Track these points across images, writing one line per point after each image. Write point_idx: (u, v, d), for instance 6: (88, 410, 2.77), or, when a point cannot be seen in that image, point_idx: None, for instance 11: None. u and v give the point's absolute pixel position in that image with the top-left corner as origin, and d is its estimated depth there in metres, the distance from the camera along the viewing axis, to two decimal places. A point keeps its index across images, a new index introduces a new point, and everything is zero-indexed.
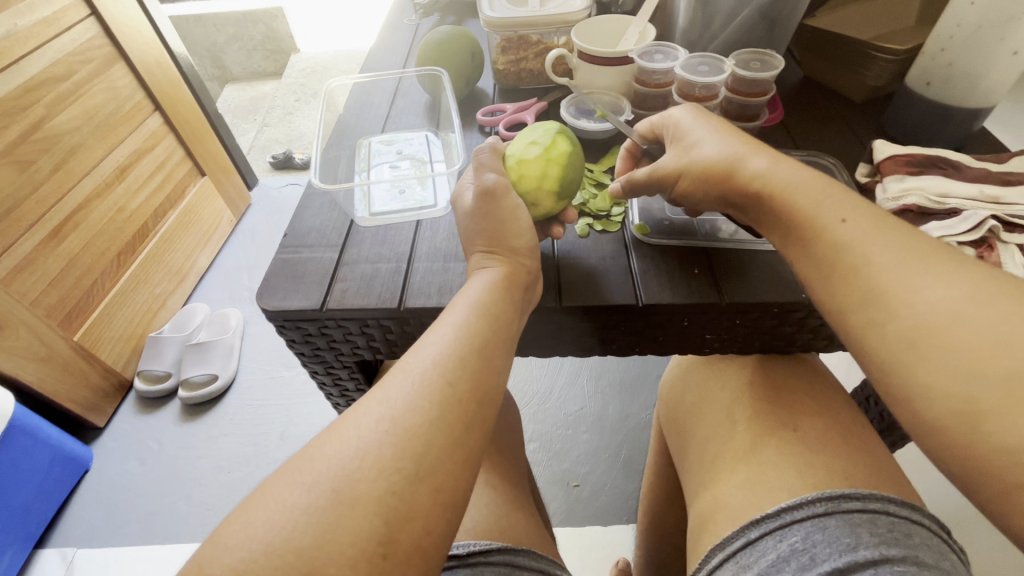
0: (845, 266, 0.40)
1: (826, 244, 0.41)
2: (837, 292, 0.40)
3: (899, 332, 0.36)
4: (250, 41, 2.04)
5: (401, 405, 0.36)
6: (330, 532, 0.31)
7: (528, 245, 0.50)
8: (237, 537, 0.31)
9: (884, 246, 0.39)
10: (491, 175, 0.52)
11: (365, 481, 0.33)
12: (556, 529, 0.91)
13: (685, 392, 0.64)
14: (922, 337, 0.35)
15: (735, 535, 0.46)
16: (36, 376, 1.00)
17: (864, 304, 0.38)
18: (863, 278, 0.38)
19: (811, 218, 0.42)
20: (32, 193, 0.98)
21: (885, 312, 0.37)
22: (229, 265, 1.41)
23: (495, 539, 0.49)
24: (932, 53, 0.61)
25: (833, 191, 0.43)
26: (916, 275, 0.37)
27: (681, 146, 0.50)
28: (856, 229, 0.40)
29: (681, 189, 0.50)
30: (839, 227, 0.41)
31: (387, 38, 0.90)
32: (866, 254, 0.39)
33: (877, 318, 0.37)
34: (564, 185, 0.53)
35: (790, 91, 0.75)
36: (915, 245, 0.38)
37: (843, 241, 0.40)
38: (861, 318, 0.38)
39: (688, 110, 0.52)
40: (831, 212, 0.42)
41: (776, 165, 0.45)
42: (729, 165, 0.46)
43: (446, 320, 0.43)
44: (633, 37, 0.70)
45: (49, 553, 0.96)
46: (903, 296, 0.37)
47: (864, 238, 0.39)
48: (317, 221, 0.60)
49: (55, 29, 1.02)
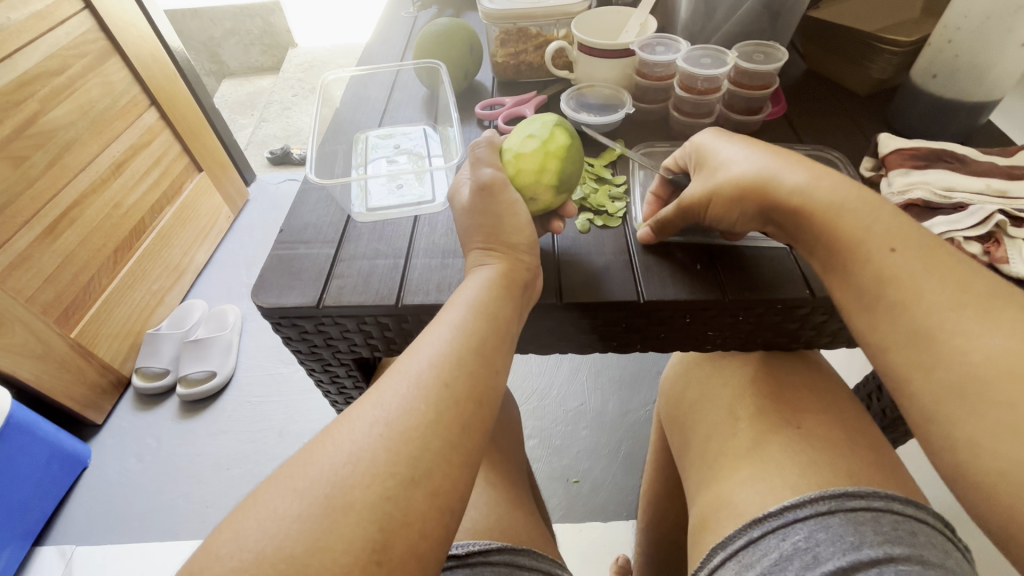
0: (892, 301, 0.39)
1: (868, 275, 0.41)
2: (880, 327, 0.39)
3: (949, 379, 0.36)
4: (248, 35, 2.02)
5: (396, 409, 0.35)
6: (323, 539, 0.30)
7: (528, 241, 0.49)
8: (228, 545, 0.30)
9: (935, 285, 0.38)
10: (488, 169, 0.51)
11: (359, 486, 0.32)
12: (556, 525, 0.91)
13: (686, 390, 0.64)
14: (973, 384, 0.35)
15: (737, 534, 0.46)
16: (33, 373, 0.99)
17: (913, 343, 0.38)
18: (913, 316, 0.38)
19: (855, 241, 0.41)
20: (27, 189, 0.97)
21: (932, 353, 0.37)
22: (227, 261, 1.40)
23: (494, 537, 0.48)
24: (938, 45, 0.60)
25: (878, 214, 0.42)
26: (971, 320, 0.36)
27: (708, 167, 0.49)
28: (907, 263, 0.39)
29: (715, 213, 0.49)
30: (886, 257, 0.40)
31: (385, 30, 0.89)
32: (916, 289, 0.38)
33: (925, 360, 0.37)
34: (563, 178, 0.52)
35: (793, 84, 0.74)
36: (972, 284, 0.38)
37: (889, 274, 0.40)
38: (905, 356, 0.38)
39: (713, 133, 0.51)
40: (879, 239, 0.41)
41: (814, 178, 0.44)
42: (762, 181, 0.45)
43: (442, 320, 0.42)
44: (635, 29, 0.69)
45: (48, 551, 0.95)
46: (956, 339, 0.36)
47: (912, 273, 0.39)
48: (314, 217, 0.59)
49: (49, 22, 1.00)
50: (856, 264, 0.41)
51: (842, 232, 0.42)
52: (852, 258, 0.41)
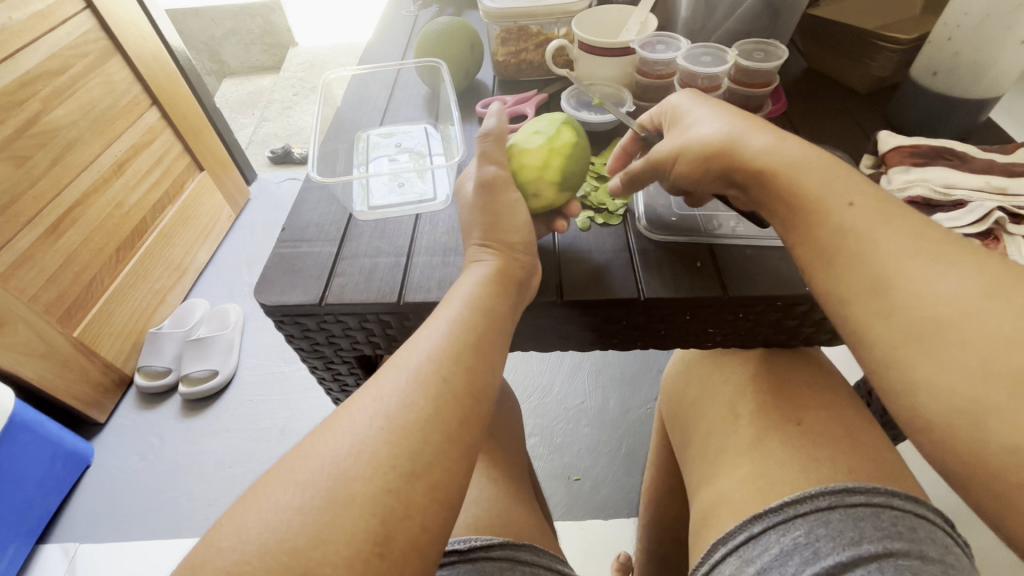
0: (851, 252, 0.38)
1: (828, 229, 0.40)
2: (838, 280, 0.39)
3: (905, 325, 0.36)
4: (248, 35, 2.02)
5: (395, 402, 0.36)
6: (325, 532, 0.30)
7: (525, 238, 0.49)
8: (230, 539, 0.30)
9: (891, 234, 0.38)
10: (491, 166, 0.51)
11: (360, 480, 0.32)
12: (557, 523, 0.91)
13: (687, 387, 0.64)
14: (933, 328, 0.35)
15: (738, 529, 0.46)
16: (36, 372, 0.99)
17: (872, 293, 0.37)
18: (871, 267, 0.38)
19: (817, 195, 0.41)
20: (29, 189, 0.97)
21: (892, 303, 0.36)
22: (229, 260, 1.41)
23: (495, 532, 0.48)
24: (938, 43, 0.60)
25: (837, 172, 0.42)
26: (930, 268, 0.36)
27: (677, 128, 0.49)
28: (862, 213, 0.39)
29: (680, 171, 0.48)
30: (846, 211, 0.40)
31: (386, 29, 0.89)
32: (874, 240, 0.38)
33: (884, 309, 0.37)
34: (567, 175, 0.52)
35: (793, 82, 0.74)
36: (926, 233, 0.38)
37: (849, 227, 0.39)
38: (864, 308, 0.38)
39: (688, 95, 0.50)
40: (839, 195, 0.40)
41: (780, 143, 0.44)
42: (728, 141, 0.45)
43: (441, 315, 0.42)
44: (635, 28, 0.69)
45: (52, 548, 0.96)
46: (915, 286, 0.36)
47: (871, 225, 0.38)
48: (316, 215, 0.60)
49: (50, 23, 1.01)
50: (816, 219, 0.41)
51: (803, 191, 0.41)
52: (815, 212, 0.41)
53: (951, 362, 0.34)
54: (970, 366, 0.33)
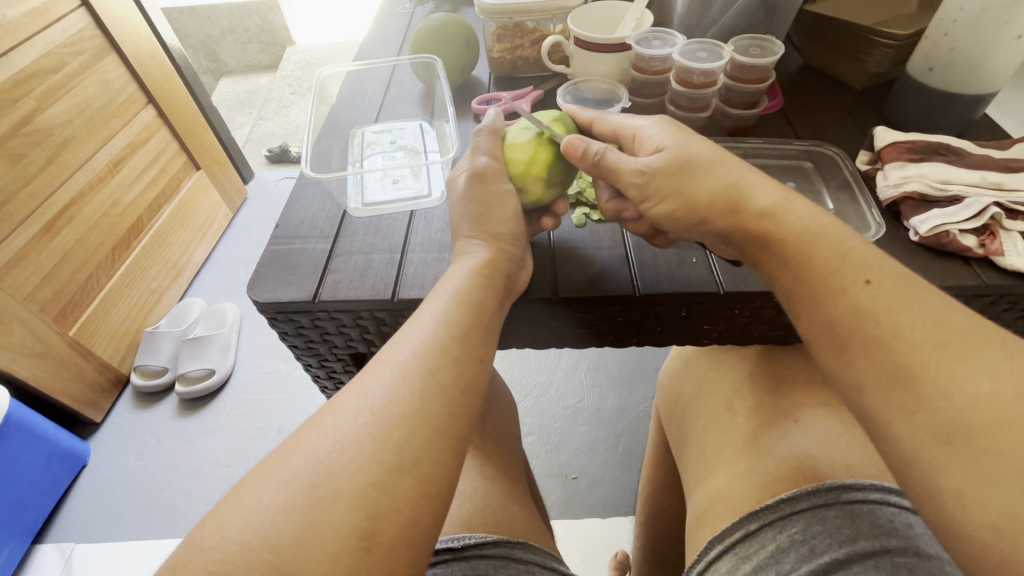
0: (867, 337, 0.36)
1: (841, 307, 0.38)
2: (853, 366, 0.37)
3: (936, 428, 0.33)
4: (245, 34, 2.02)
5: (380, 398, 0.36)
6: (309, 529, 0.30)
7: (511, 229, 0.50)
8: (211, 538, 0.30)
9: (913, 318, 0.35)
10: (483, 158, 0.51)
11: (345, 476, 0.32)
12: (554, 521, 0.91)
13: (685, 384, 0.63)
14: (961, 432, 0.32)
15: (735, 526, 0.46)
16: (32, 372, 0.99)
17: (891, 383, 0.35)
18: (889, 354, 0.35)
19: (831, 269, 0.39)
20: (24, 187, 0.97)
21: (919, 398, 0.33)
22: (225, 259, 1.40)
23: (490, 530, 0.48)
24: (934, 39, 0.60)
25: (846, 246, 0.40)
26: (959, 362, 0.33)
27: (686, 167, 0.45)
28: (882, 296, 0.37)
29: (665, 215, 0.47)
30: (861, 289, 0.38)
31: (381, 26, 0.89)
32: (894, 323, 0.36)
33: (907, 404, 0.34)
34: (554, 172, 0.51)
35: (789, 78, 0.74)
36: (951, 319, 0.35)
37: (866, 306, 0.37)
38: (881, 398, 0.35)
39: (663, 126, 0.48)
40: (854, 271, 0.39)
41: (787, 202, 0.43)
42: (737, 206, 0.44)
43: (427, 309, 0.42)
44: (631, 23, 0.68)
45: (47, 548, 0.95)
46: (938, 380, 0.33)
47: (888, 305, 0.36)
48: (310, 212, 0.59)
49: (45, 20, 1.00)
50: (829, 294, 0.39)
51: (813, 261, 0.40)
52: (826, 287, 0.39)
53: (982, 470, 0.31)
54: (1004, 475, 0.30)
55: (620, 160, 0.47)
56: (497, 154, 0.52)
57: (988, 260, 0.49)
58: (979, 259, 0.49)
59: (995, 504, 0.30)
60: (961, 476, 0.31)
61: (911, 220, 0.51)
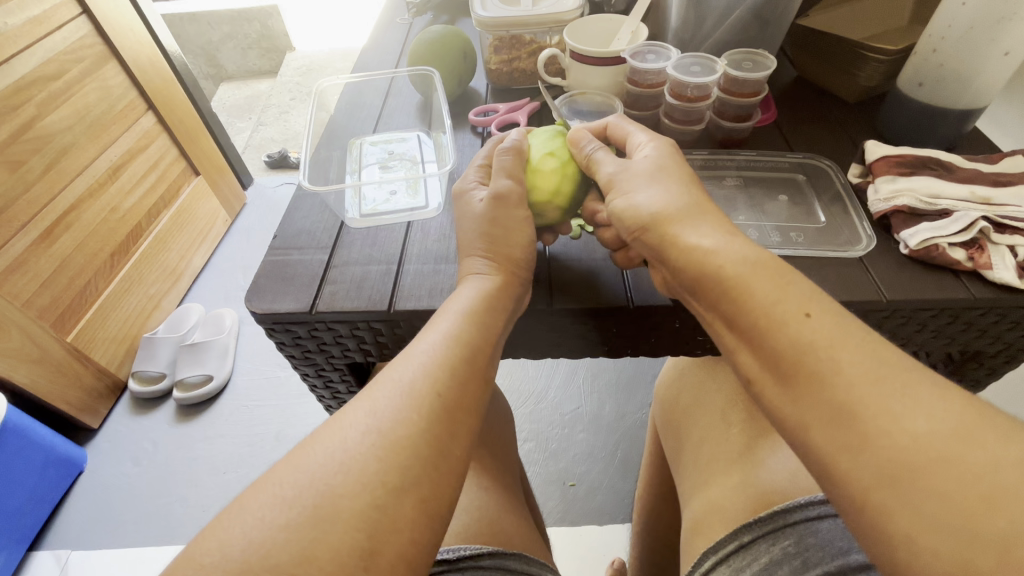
0: (811, 373, 0.36)
1: (783, 341, 0.37)
2: (802, 406, 0.36)
3: (880, 467, 0.32)
4: (245, 40, 2.03)
5: (387, 417, 0.36)
6: (310, 549, 0.30)
7: (526, 254, 0.50)
8: (212, 555, 0.30)
9: (852, 356, 0.35)
10: (506, 179, 0.50)
11: (348, 495, 0.33)
12: (551, 529, 0.91)
13: (682, 393, 0.64)
14: (905, 474, 0.31)
15: (728, 539, 0.46)
16: (29, 378, 0.99)
17: (836, 423, 0.34)
18: (833, 393, 0.34)
19: (768, 305, 0.39)
20: (24, 193, 0.97)
21: (862, 437, 0.33)
22: (224, 265, 1.41)
23: (486, 541, 0.48)
24: (924, 54, 0.61)
25: (784, 279, 0.40)
26: (893, 399, 0.33)
27: (658, 171, 0.47)
28: (828, 323, 0.37)
29: (620, 211, 0.47)
30: (803, 323, 0.37)
31: (379, 37, 0.90)
32: (835, 360, 0.35)
33: (852, 443, 0.33)
34: (573, 202, 0.53)
35: (783, 91, 0.75)
36: (885, 356, 0.35)
37: (806, 341, 0.36)
38: (829, 441, 0.34)
39: (656, 160, 0.48)
40: (794, 304, 0.38)
41: (730, 243, 0.42)
42: (678, 221, 0.44)
43: (436, 328, 0.43)
44: (627, 37, 0.69)
45: (44, 555, 0.95)
46: (882, 415, 0.33)
47: (829, 340, 0.36)
48: (308, 223, 0.60)
49: (46, 28, 1.01)
50: (771, 327, 0.38)
51: (752, 295, 0.39)
52: (766, 323, 0.38)
53: (923, 511, 0.30)
54: (945, 515, 0.30)
55: (604, 159, 0.50)
56: (517, 175, 0.51)
57: (978, 272, 0.49)
58: (969, 272, 0.50)
59: (949, 525, 0.29)
60: (909, 505, 0.31)
61: (902, 233, 0.52)
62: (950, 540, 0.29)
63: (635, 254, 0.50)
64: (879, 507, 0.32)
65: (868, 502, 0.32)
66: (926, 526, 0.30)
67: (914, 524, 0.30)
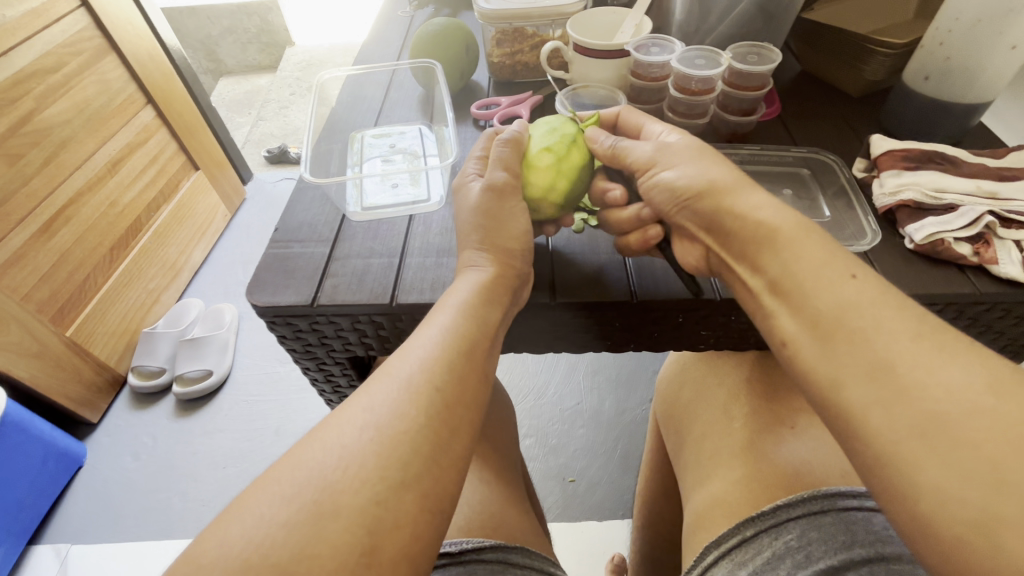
0: (850, 331, 0.36)
1: (826, 304, 0.37)
2: (835, 361, 0.36)
3: (909, 421, 0.32)
4: (244, 34, 2.02)
5: (386, 413, 0.36)
6: (310, 546, 0.30)
7: (522, 246, 0.49)
8: (209, 556, 0.30)
9: (893, 316, 0.35)
10: (502, 171, 0.50)
11: (347, 492, 0.32)
12: (552, 525, 0.91)
13: (682, 389, 0.63)
14: (936, 427, 0.31)
15: (730, 532, 0.46)
16: (29, 372, 0.99)
17: (872, 377, 0.34)
18: (873, 350, 0.34)
19: (815, 266, 0.39)
20: (23, 187, 0.97)
21: (899, 391, 0.33)
22: (223, 260, 1.40)
23: (488, 535, 0.48)
24: (930, 47, 0.61)
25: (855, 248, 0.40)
26: (931, 357, 0.33)
27: (699, 149, 0.47)
28: (888, 288, 0.37)
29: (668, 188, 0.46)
30: (848, 283, 0.37)
31: (381, 30, 0.89)
32: (877, 318, 0.35)
33: (887, 399, 0.33)
34: (569, 197, 0.52)
35: (787, 85, 0.74)
36: (926, 316, 0.35)
37: (849, 300, 0.36)
38: (863, 394, 0.34)
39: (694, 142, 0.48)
40: (840, 266, 0.38)
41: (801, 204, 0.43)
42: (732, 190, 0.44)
43: (434, 322, 0.42)
44: (630, 29, 0.68)
45: (43, 549, 0.95)
46: (919, 374, 0.32)
47: (868, 300, 0.36)
48: (309, 216, 0.59)
49: (44, 21, 1.00)
50: (816, 288, 0.38)
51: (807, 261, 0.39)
52: (815, 281, 0.38)
53: (958, 463, 0.30)
54: (977, 467, 0.29)
55: (631, 146, 0.50)
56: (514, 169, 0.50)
57: (983, 267, 0.49)
58: (973, 267, 0.49)
59: (981, 479, 0.29)
60: (943, 468, 0.30)
61: (907, 228, 0.51)
62: (981, 493, 0.29)
63: (652, 232, 0.49)
64: (898, 486, 0.32)
65: (891, 468, 0.32)
66: (954, 477, 0.30)
67: (946, 476, 0.30)
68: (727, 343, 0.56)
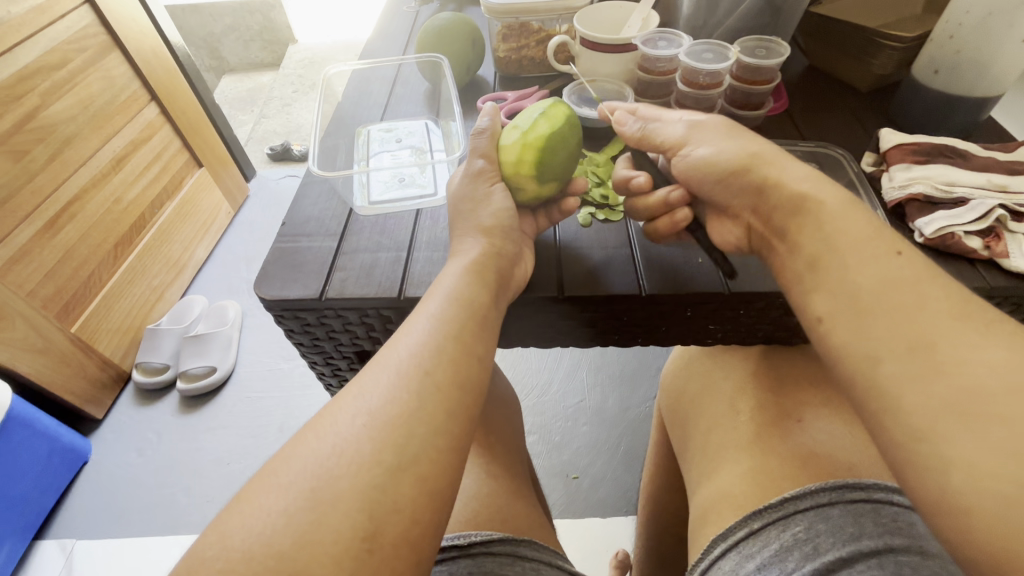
0: (891, 305, 0.36)
1: (868, 279, 0.38)
2: (875, 332, 0.36)
3: (945, 395, 0.32)
4: (247, 31, 2.02)
5: (379, 398, 0.36)
6: (310, 533, 0.30)
7: (499, 225, 0.49)
8: (215, 547, 0.30)
9: (937, 293, 0.36)
10: (479, 159, 0.52)
11: (345, 478, 0.32)
12: (556, 521, 0.91)
13: (688, 384, 0.63)
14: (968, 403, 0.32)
15: (738, 525, 0.46)
16: (33, 368, 0.99)
17: (911, 350, 0.34)
18: (916, 325, 0.35)
19: (866, 238, 0.40)
20: (28, 183, 0.97)
21: (936, 364, 0.33)
22: (227, 256, 1.40)
23: (494, 528, 0.48)
24: (940, 41, 0.60)
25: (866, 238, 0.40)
26: (971, 336, 0.33)
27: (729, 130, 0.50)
28: (902, 267, 0.38)
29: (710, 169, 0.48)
30: (896, 258, 0.38)
31: (386, 25, 0.89)
32: (921, 294, 0.36)
33: (922, 372, 0.34)
34: (546, 168, 0.50)
35: (795, 80, 0.74)
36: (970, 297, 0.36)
37: (896, 274, 0.37)
38: (899, 366, 0.35)
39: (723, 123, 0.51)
40: (888, 242, 0.39)
41: (813, 195, 0.43)
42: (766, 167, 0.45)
43: (423, 311, 0.42)
44: (638, 24, 0.69)
45: (48, 545, 0.96)
46: (957, 352, 0.33)
47: (917, 277, 0.37)
48: (316, 210, 0.59)
49: (49, 17, 1.00)
50: (861, 262, 0.39)
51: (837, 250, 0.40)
52: (863, 254, 0.39)
53: (989, 438, 0.30)
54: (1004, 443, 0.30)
55: (661, 131, 0.52)
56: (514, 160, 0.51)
57: (993, 261, 0.49)
58: (984, 261, 0.49)
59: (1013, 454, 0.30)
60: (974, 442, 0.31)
61: (918, 221, 0.51)
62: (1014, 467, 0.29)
63: (680, 216, 0.50)
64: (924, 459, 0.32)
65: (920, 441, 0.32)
66: (984, 451, 0.30)
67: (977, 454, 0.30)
68: (750, 338, 0.56)
